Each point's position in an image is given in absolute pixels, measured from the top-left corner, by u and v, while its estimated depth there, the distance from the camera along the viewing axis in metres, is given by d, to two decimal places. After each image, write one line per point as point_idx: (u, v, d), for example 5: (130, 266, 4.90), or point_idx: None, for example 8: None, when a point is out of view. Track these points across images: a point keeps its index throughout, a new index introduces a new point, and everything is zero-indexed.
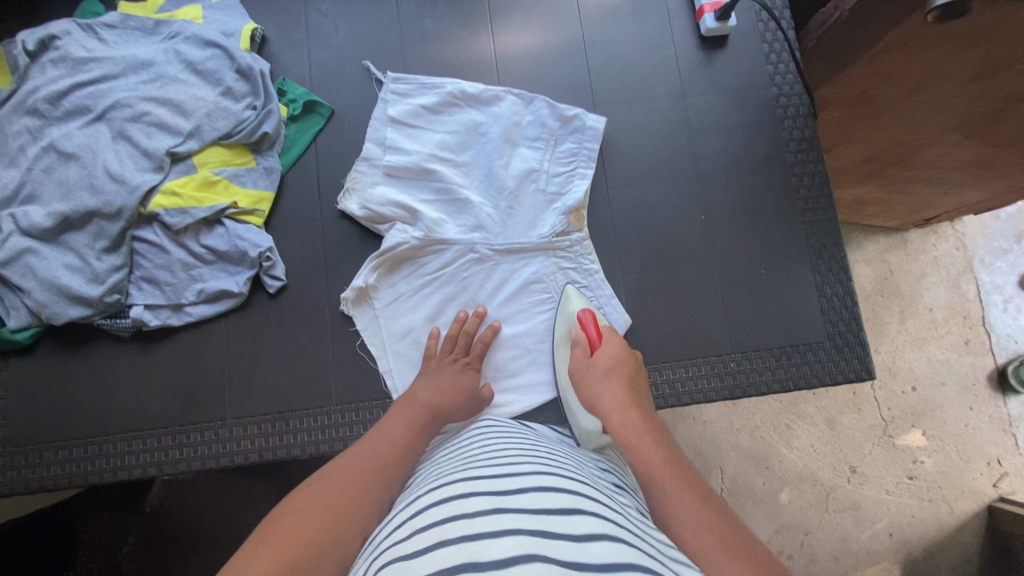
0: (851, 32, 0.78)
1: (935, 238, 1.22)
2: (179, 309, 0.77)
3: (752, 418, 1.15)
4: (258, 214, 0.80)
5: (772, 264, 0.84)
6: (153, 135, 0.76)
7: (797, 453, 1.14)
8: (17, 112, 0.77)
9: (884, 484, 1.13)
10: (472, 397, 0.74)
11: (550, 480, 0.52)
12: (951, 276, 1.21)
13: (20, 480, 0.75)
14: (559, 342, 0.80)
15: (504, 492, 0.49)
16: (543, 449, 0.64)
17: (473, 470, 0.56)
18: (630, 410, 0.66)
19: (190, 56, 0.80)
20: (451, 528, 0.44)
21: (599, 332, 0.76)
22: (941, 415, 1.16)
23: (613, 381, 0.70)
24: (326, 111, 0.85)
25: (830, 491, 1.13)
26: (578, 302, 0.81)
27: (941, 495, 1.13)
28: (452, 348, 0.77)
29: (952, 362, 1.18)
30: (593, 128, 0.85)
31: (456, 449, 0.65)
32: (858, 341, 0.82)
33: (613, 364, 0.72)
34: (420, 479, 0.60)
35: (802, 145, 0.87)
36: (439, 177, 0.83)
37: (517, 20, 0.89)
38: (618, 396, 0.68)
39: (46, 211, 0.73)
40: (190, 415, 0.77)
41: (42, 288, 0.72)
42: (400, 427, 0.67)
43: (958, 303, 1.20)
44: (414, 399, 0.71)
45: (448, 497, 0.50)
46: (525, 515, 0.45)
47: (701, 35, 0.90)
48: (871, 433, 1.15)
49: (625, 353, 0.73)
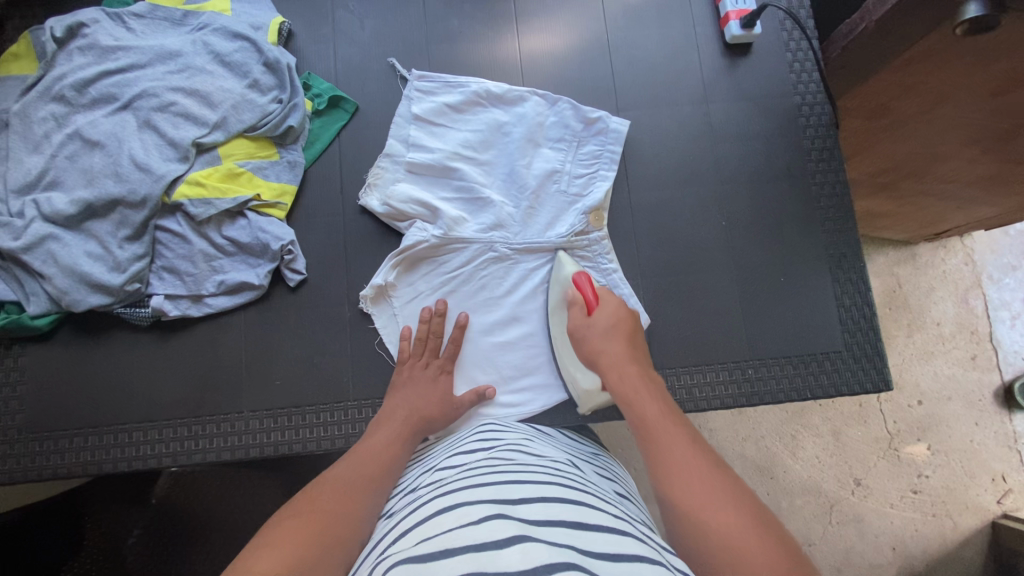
0: (874, 44, 0.78)
1: (944, 252, 1.22)
2: (199, 300, 0.77)
3: (758, 427, 1.15)
4: (281, 208, 0.80)
5: (790, 273, 0.84)
6: (179, 125, 0.76)
7: (802, 463, 1.14)
8: (43, 98, 0.77)
9: (888, 497, 1.13)
10: (449, 404, 0.74)
11: (553, 489, 0.53)
12: (959, 291, 1.21)
13: (34, 467, 0.74)
14: (555, 307, 0.79)
15: (509, 502, 0.49)
16: (544, 456, 0.64)
17: (479, 476, 0.55)
18: (627, 365, 0.66)
19: (218, 47, 0.80)
20: (457, 536, 0.44)
21: (595, 294, 0.73)
22: (946, 430, 1.16)
23: (614, 338, 0.69)
24: (351, 107, 0.85)
25: (835, 503, 1.12)
26: (572, 265, 0.79)
27: (945, 510, 1.13)
28: (411, 355, 0.77)
29: (959, 376, 1.18)
30: (616, 131, 0.85)
31: (459, 453, 0.65)
32: (877, 352, 0.82)
33: (613, 322, 0.70)
34: (423, 485, 0.60)
35: (823, 155, 0.87)
36: (461, 175, 0.83)
37: (542, 22, 0.89)
38: (618, 351, 0.68)
39: (69, 198, 0.73)
40: (207, 406, 0.77)
41: (63, 275, 0.72)
42: (386, 440, 0.68)
43: (966, 318, 1.20)
44: (391, 414, 0.71)
45: (452, 505, 0.50)
46: (530, 526, 0.45)
47: (725, 42, 0.90)
48: (876, 445, 1.15)
49: (623, 311, 0.72)
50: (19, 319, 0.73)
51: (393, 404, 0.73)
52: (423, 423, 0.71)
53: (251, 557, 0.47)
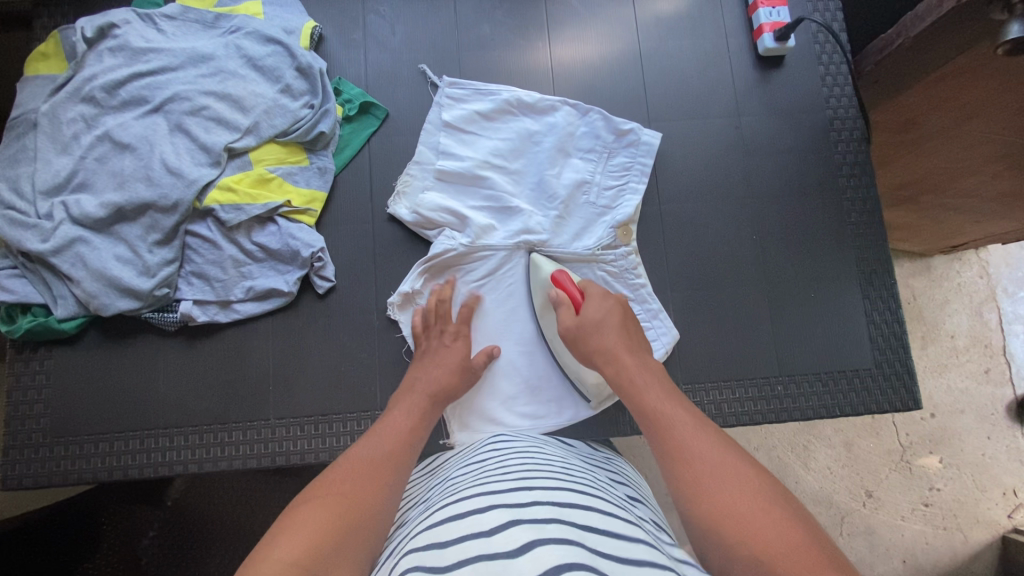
0: (911, 58, 0.79)
1: (959, 265, 1.22)
2: (227, 306, 0.77)
3: (770, 437, 1.14)
4: (311, 214, 0.79)
5: (822, 289, 0.84)
6: (211, 130, 0.76)
7: (814, 474, 1.13)
8: (73, 99, 0.76)
9: (900, 509, 1.12)
10: (466, 370, 0.74)
11: (565, 494, 0.53)
12: (973, 304, 1.20)
13: (59, 471, 0.74)
14: (542, 309, 0.79)
15: (518, 505, 0.49)
16: (558, 460, 0.64)
17: (489, 482, 0.55)
18: (624, 355, 0.68)
19: (251, 51, 0.79)
20: (468, 547, 0.45)
21: (578, 289, 0.75)
22: (958, 443, 1.15)
23: (608, 330, 0.70)
24: (382, 113, 0.84)
25: (846, 514, 1.12)
26: (548, 265, 0.79)
27: (956, 523, 1.12)
28: (433, 321, 0.77)
29: (972, 390, 1.17)
30: (648, 144, 0.85)
31: (473, 462, 0.65)
32: (906, 370, 0.82)
33: (602, 317, 0.71)
34: (437, 493, 0.60)
35: (854, 170, 0.86)
36: (490, 184, 0.83)
37: (573, 30, 0.88)
38: (615, 343, 0.69)
39: (99, 201, 0.72)
40: (234, 413, 0.76)
41: (91, 279, 0.72)
42: (404, 423, 0.66)
43: (980, 331, 1.19)
44: (412, 387, 0.71)
45: (465, 512, 0.50)
46: (539, 526, 0.46)
47: (758, 55, 0.90)
48: (888, 457, 1.15)
49: (608, 300, 0.73)
50: (46, 322, 0.73)
51: (417, 372, 0.73)
52: (442, 399, 0.71)
53: (270, 547, 0.46)
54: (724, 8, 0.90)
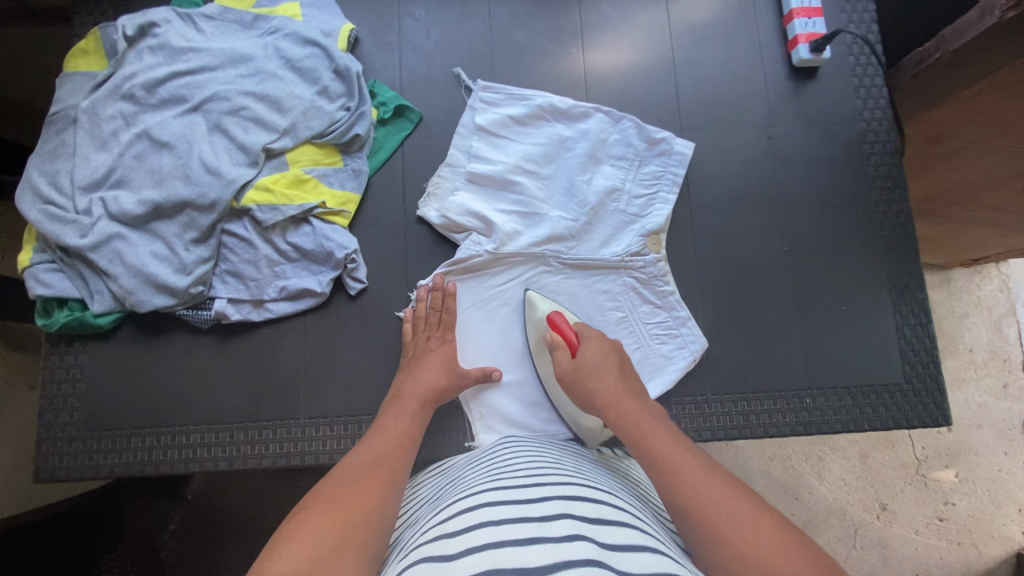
0: (953, 71, 0.81)
1: (979, 278, 1.21)
2: (260, 304, 0.77)
3: (785, 447, 1.14)
4: (345, 215, 0.80)
5: (853, 302, 0.83)
6: (249, 130, 0.77)
7: (829, 486, 1.12)
8: (112, 96, 0.76)
9: (914, 523, 1.12)
10: (454, 373, 0.74)
11: (572, 489, 0.53)
12: (993, 318, 1.19)
13: (92, 465, 0.75)
14: (537, 350, 0.79)
15: (528, 501, 0.50)
16: (565, 461, 0.64)
17: (499, 480, 0.56)
18: (626, 398, 0.68)
19: (289, 53, 0.80)
20: (476, 535, 0.45)
21: (574, 332, 0.75)
22: (974, 458, 1.14)
23: (607, 374, 0.70)
24: (416, 117, 0.85)
25: (859, 527, 1.11)
26: (545, 304, 0.79)
27: (971, 539, 1.11)
28: (423, 326, 0.77)
29: (989, 405, 1.16)
30: (680, 153, 0.84)
31: (484, 462, 0.65)
32: (937, 386, 0.81)
33: (601, 359, 0.72)
34: (449, 491, 0.60)
35: (887, 183, 0.86)
36: (521, 189, 0.83)
37: (606, 37, 0.89)
38: (615, 387, 0.69)
39: (137, 198, 0.73)
40: (266, 412, 0.77)
41: (128, 275, 0.72)
42: (397, 428, 0.67)
43: (999, 345, 1.18)
44: (400, 392, 0.71)
45: (474, 505, 0.51)
46: (548, 523, 0.46)
47: (792, 66, 0.89)
48: (904, 470, 1.14)
49: (604, 343, 0.74)
50: (83, 316, 0.74)
51: (404, 379, 0.73)
52: (432, 400, 0.71)
53: (277, 552, 0.47)
54: (758, 18, 0.90)
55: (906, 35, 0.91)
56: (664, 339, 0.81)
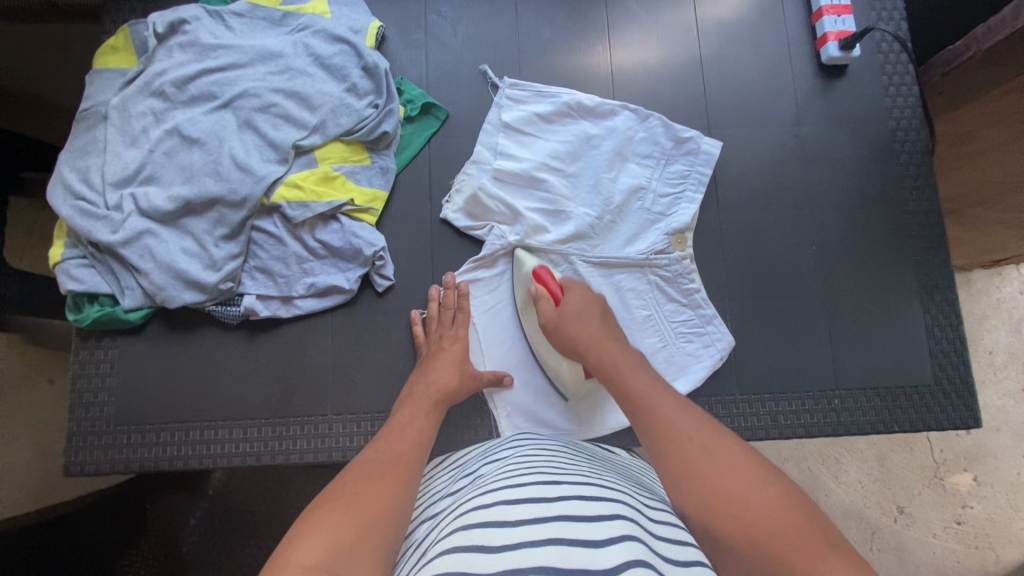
0: (986, 70, 0.81)
1: (1000, 280, 1.19)
2: (289, 301, 0.78)
3: (801, 449, 1.13)
4: (372, 213, 0.80)
5: (882, 302, 0.83)
6: (280, 127, 0.77)
7: (845, 487, 1.11)
8: (143, 93, 0.77)
9: (932, 526, 1.11)
10: (467, 377, 0.73)
11: (589, 489, 0.52)
12: (1013, 320, 1.18)
13: (121, 459, 0.75)
14: (523, 306, 0.78)
15: (544, 499, 0.49)
16: (581, 459, 0.63)
17: (514, 476, 0.55)
18: (606, 343, 0.69)
19: (319, 50, 0.80)
20: (492, 534, 0.45)
21: (558, 284, 0.75)
22: (993, 462, 1.13)
23: (588, 320, 0.71)
24: (443, 114, 0.85)
25: (876, 529, 1.10)
26: (532, 260, 0.79)
27: (988, 542, 1.10)
28: (435, 325, 0.77)
29: (1009, 408, 1.15)
30: (707, 153, 0.84)
31: (496, 456, 0.64)
32: (967, 388, 0.80)
33: (584, 307, 0.72)
34: (464, 485, 0.59)
35: (918, 182, 0.85)
36: (547, 186, 0.82)
37: (632, 35, 0.88)
38: (596, 332, 0.70)
39: (167, 194, 0.73)
40: (295, 408, 0.77)
41: (159, 271, 0.73)
42: (418, 424, 0.66)
43: (1019, 349, 1.17)
44: (412, 392, 0.70)
45: (488, 501, 0.50)
46: (566, 525, 0.45)
47: (820, 63, 0.89)
48: (921, 473, 1.13)
49: (588, 293, 0.74)
50: (114, 312, 0.74)
51: (421, 375, 0.72)
52: (444, 400, 0.70)
53: (293, 548, 0.47)
54: (786, 15, 0.89)
55: (936, 32, 0.90)
56: (690, 338, 0.81)
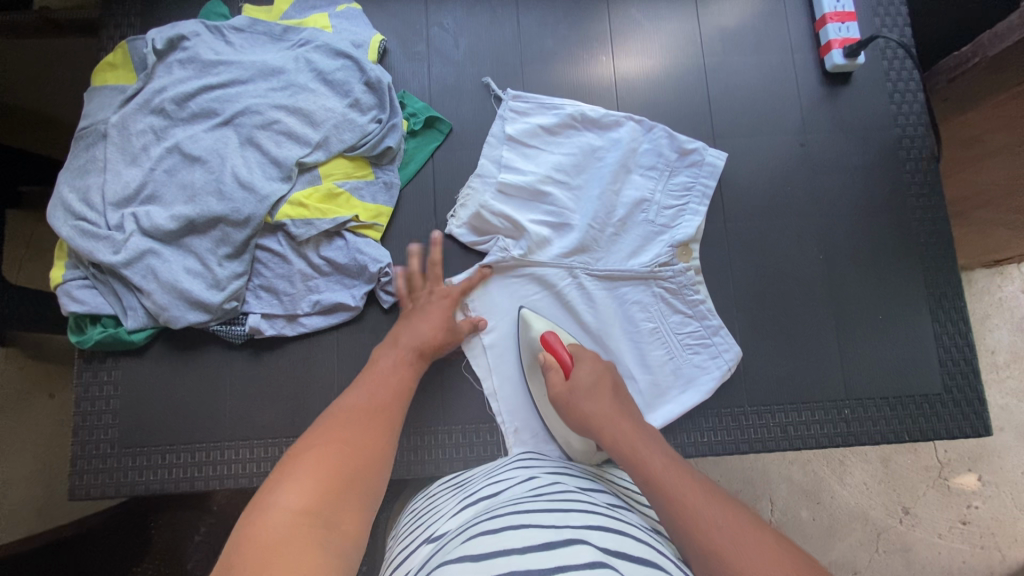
0: (991, 76, 0.81)
1: (1001, 279, 1.19)
2: (294, 319, 0.77)
3: (805, 451, 1.12)
4: (377, 228, 0.80)
5: (891, 310, 0.82)
6: (282, 144, 0.76)
7: (850, 490, 1.11)
8: (142, 111, 0.76)
9: (937, 527, 1.10)
10: (452, 332, 0.75)
11: (596, 517, 0.51)
12: (1015, 319, 1.17)
13: (127, 482, 0.74)
14: (530, 368, 0.78)
15: (551, 527, 0.48)
16: (588, 487, 0.62)
17: (522, 502, 0.54)
18: (621, 420, 0.66)
19: (321, 65, 0.79)
20: (499, 561, 0.43)
21: (568, 353, 0.73)
22: (998, 461, 1.13)
23: (601, 396, 0.68)
24: (446, 128, 0.84)
25: (882, 531, 1.10)
26: (539, 324, 0.78)
27: (994, 542, 1.10)
28: (421, 284, 0.77)
29: (1012, 407, 1.15)
30: (711, 164, 0.83)
31: (502, 479, 0.63)
32: (977, 397, 0.80)
33: (594, 381, 0.70)
34: (469, 508, 0.58)
35: (925, 190, 0.85)
36: (552, 200, 0.82)
37: (635, 43, 0.88)
38: (610, 408, 0.67)
39: (169, 213, 0.72)
40: (301, 427, 0.76)
41: (162, 291, 0.72)
42: (394, 375, 0.68)
43: (1022, 347, 1.17)
44: (397, 339, 0.72)
45: (496, 528, 0.49)
46: (570, 552, 0.44)
47: (824, 71, 0.88)
48: (926, 474, 1.12)
49: (598, 364, 0.72)
50: (117, 333, 0.73)
51: (400, 332, 0.73)
52: (426, 353, 0.72)
53: (285, 488, 0.49)
54: (790, 22, 0.89)
55: (940, 37, 0.90)
56: (696, 350, 0.80)
